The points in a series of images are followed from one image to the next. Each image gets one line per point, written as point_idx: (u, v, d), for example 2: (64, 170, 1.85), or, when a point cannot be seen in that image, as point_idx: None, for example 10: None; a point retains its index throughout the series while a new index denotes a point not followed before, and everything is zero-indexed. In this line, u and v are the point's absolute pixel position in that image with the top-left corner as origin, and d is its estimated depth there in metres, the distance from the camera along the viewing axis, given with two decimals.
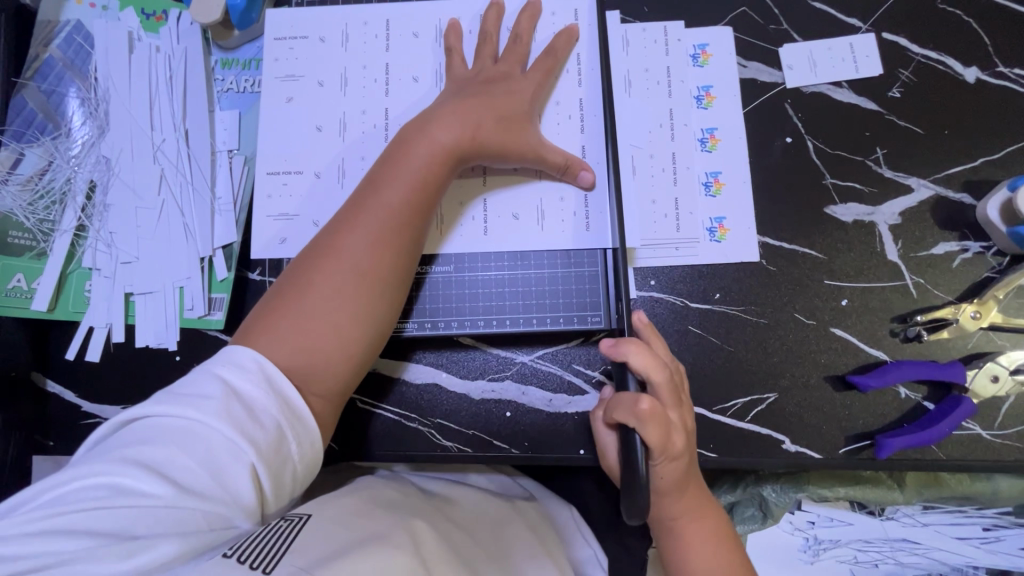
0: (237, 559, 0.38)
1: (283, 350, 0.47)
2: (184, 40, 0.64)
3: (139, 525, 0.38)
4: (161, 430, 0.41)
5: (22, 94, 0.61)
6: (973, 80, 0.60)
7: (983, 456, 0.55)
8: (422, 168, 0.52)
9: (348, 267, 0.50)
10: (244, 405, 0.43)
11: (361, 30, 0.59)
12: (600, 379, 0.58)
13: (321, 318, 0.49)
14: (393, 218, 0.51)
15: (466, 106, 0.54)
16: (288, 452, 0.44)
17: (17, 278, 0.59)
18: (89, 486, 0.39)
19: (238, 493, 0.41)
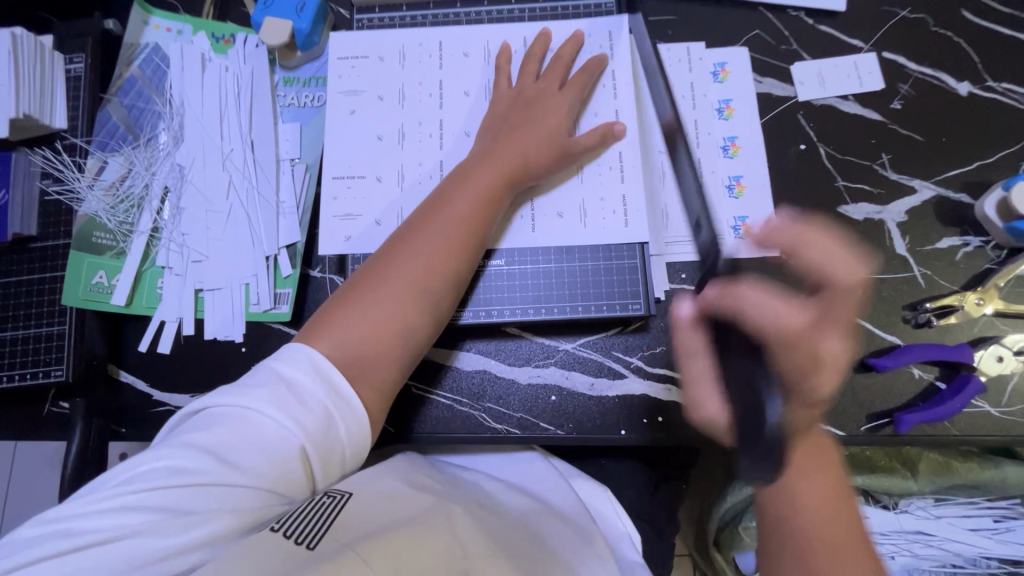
0: (284, 533, 0.43)
1: (349, 347, 0.50)
2: (250, 60, 0.70)
3: (197, 503, 0.42)
4: (220, 418, 0.45)
5: (106, 109, 0.67)
6: (965, 93, 0.67)
7: (993, 431, 0.60)
8: (481, 186, 0.58)
9: (408, 273, 0.54)
10: (297, 394, 0.46)
11: (415, 51, 0.66)
12: (638, 365, 0.63)
13: (380, 313, 0.52)
14: (454, 230, 0.56)
15: (519, 132, 0.60)
16: (336, 438, 0.47)
17: (99, 275, 0.63)
18: (155, 467, 0.43)
19: (288, 474, 0.45)
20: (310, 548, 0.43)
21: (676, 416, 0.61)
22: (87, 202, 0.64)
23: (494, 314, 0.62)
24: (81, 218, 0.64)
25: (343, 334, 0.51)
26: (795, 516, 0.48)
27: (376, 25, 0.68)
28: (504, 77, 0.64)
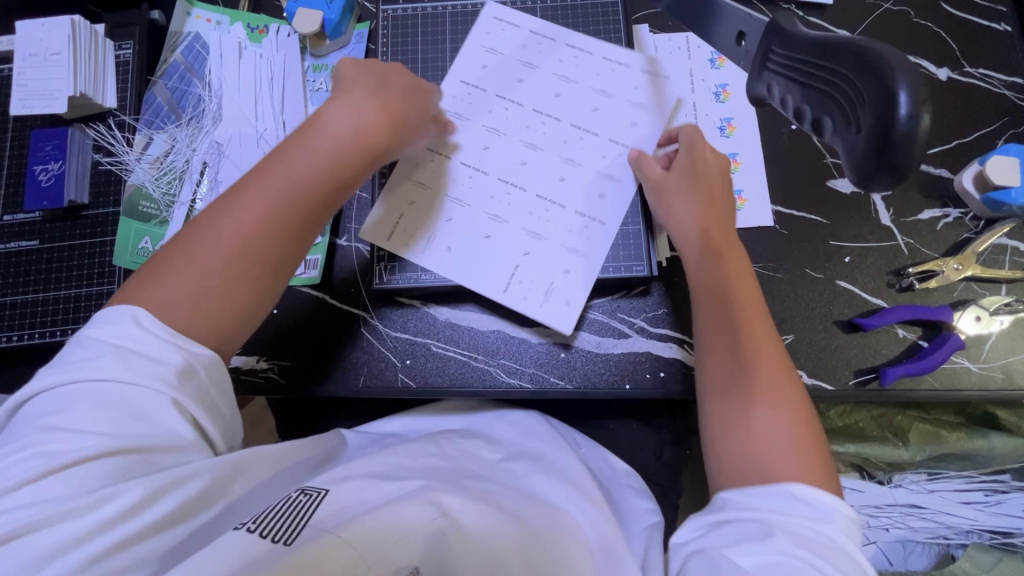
0: (259, 533, 0.44)
1: (174, 306, 0.48)
2: (283, 48, 0.77)
3: (89, 483, 0.41)
4: (69, 394, 0.44)
5: (152, 90, 0.73)
6: (945, 78, 0.73)
7: (972, 386, 0.64)
8: (297, 159, 0.54)
9: (240, 233, 0.51)
10: (140, 350, 0.45)
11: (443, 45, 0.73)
12: (642, 325, 0.67)
13: (207, 283, 0.49)
14: (299, 196, 0.53)
15: (367, 101, 0.58)
16: (200, 379, 0.47)
17: (144, 241, 0.68)
18: (26, 459, 0.41)
19: (172, 429, 0.45)
20: (286, 543, 0.44)
21: (677, 370, 0.66)
22: (134, 174, 0.69)
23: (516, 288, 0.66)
24: (129, 188, 0.69)
25: (166, 304, 0.48)
26: (744, 323, 0.56)
27: (399, 15, 0.76)
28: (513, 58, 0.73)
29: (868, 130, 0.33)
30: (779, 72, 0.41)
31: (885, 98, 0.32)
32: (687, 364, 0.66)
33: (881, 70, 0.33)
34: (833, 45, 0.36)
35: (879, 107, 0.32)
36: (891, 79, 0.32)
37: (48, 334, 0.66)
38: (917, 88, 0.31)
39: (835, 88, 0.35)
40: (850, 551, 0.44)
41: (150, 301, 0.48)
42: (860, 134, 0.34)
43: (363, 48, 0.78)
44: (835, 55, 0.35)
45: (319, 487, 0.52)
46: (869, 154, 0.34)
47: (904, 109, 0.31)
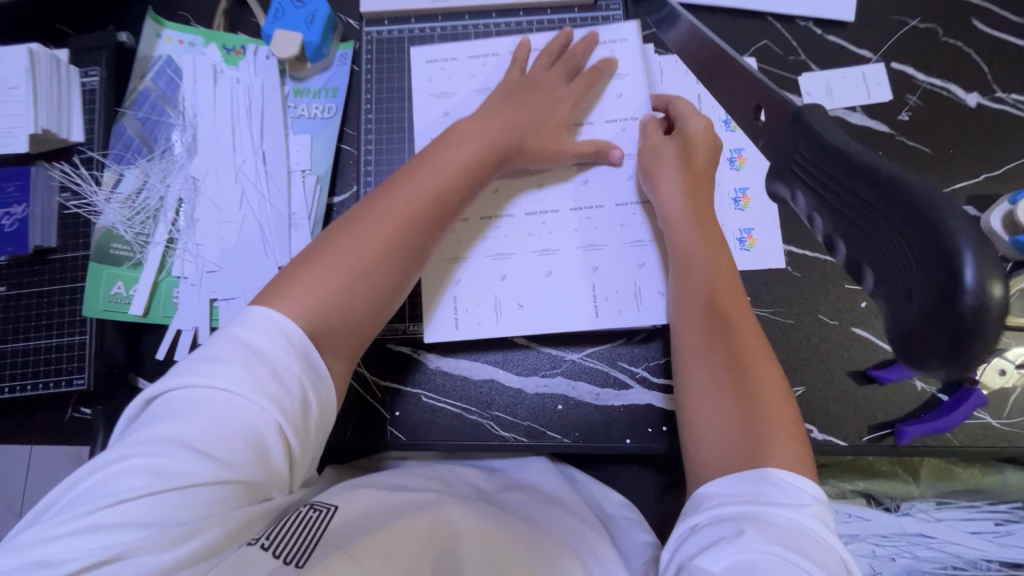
0: (271, 553, 0.50)
1: (333, 281, 0.55)
2: (262, 72, 0.71)
3: (185, 510, 0.44)
4: (189, 407, 0.47)
5: (121, 121, 0.68)
6: (974, 104, 0.67)
7: (994, 442, 0.60)
8: (444, 162, 0.61)
9: (392, 225, 0.58)
10: (269, 368, 0.48)
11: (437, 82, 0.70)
12: (644, 375, 0.64)
13: (348, 270, 0.56)
14: (434, 198, 0.60)
15: (507, 111, 0.65)
16: (310, 411, 0.51)
17: (117, 286, 0.65)
18: (138, 472, 0.44)
19: (273, 461, 0.48)
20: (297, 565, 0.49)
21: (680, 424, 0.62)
22: (104, 214, 0.66)
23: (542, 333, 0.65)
24: (99, 230, 0.65)
25: (310, 290, 0.54)
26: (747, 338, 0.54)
27: (383, 38, 0.71)
28: (517, 68, 0.69)
29: (928, 306, 0.22)
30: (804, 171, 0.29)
31: (942, 271, 0.22)
32: None
33: (936, 232, 0.22)
34: (858, 174, 0.25)
35: (933, 282, 0.22)
36: (946, 242, 0.21)
37: (19, 386, 0.63)
38: (990, 257, 0.21)
39: (868, 232, 0.25)
40: (817, 533, 0.42)
41: (309, 279, 0.55)
42: (908, 309, 0.23)
43: (347, 69, 0.72)
44: (870, 190, 0.25)
45: (326, 502, 0.59)
46: (887, 332, 0.25)
47: (969, 291, 0.21)
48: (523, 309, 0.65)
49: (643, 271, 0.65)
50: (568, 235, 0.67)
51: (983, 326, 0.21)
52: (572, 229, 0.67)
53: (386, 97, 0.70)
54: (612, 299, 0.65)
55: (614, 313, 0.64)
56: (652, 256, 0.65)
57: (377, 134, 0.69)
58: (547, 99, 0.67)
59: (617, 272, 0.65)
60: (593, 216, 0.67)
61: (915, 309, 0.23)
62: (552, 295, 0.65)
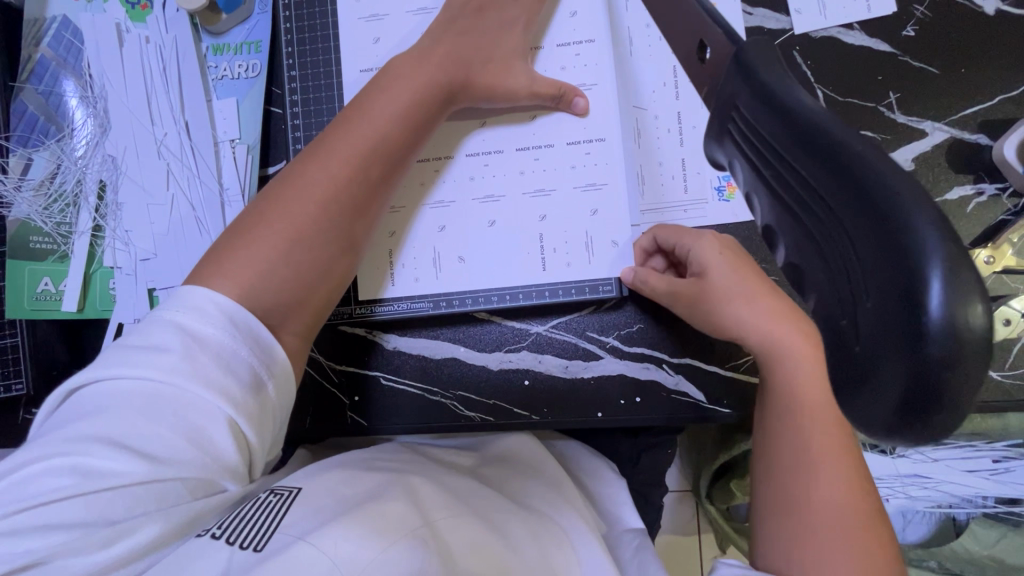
0: (225, 540, 0.40)
1: (255, 252, 0.48)
2: (173, 28, 0.63)
3: (117, 508, 0.38)
4: (116, 399, 0.40)
5: (21, 98, 0.61)
6: (993, 11, 0.58)
7: (994, 396, 0.56)
8: (382, 102, 0.53)
9: (316, 182, 0.50)
10: (211, 353, 0.42)
11: (369, 32, 0.61)
12: (614, 345, 0.59)
13: (290, 241, 0.49)
14: (376, 151, 0.52)
15: (448, 46, 0.56)
16: (267, 396, 0.44)
17: (45, 282, 0.61)
18: (57, 472, 0.38)
19: (223, 453, 0.41)
20: (256, 551, 0.39)
21: (653, 395, 0.59)
22: (18, 205, 0.61)
23: (495, 300, 0.59)
24: (14, 223, 0.61)
25: (246, 266, 0.47)
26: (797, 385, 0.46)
27: None
28: None
29: (877, 335, 0.20)
30: (739, 144, 0.27)
31: (902, 293, 0.19)
32: (665, 386, 0.58)
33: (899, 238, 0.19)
34: (821, 168, 0.22)
35: (890, 301, 0.19)
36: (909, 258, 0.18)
37: None
38: (958, 266, 0.18)
39: (824, 235, 0.22)
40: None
41: (230, 256, 0.47)
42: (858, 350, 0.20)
43: (268, 17, 0.63)
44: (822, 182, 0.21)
45: (290, 485, 0.46)
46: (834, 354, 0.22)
47: (937, 316, 0.18)
48: (464, 265, 0.60)
49: (595, 220, 0.58)
50: (515, 179, 0.60)
51: (950, 362, 0.18)
52: (518, 171, 0.60)
53: (310, 50, 0.62)
54: (562, 250, 0.59)
55: (563, 266, 0.58)
56: (606, 202, 0.58)
57: (303, 96, 0.62)
58: (493, 33, 0.57)
59: (569, 218, 0.59)
60: (540, 156, 0.59)
61: (864, 342, 0.20)
62: (507, 258, 0.59)
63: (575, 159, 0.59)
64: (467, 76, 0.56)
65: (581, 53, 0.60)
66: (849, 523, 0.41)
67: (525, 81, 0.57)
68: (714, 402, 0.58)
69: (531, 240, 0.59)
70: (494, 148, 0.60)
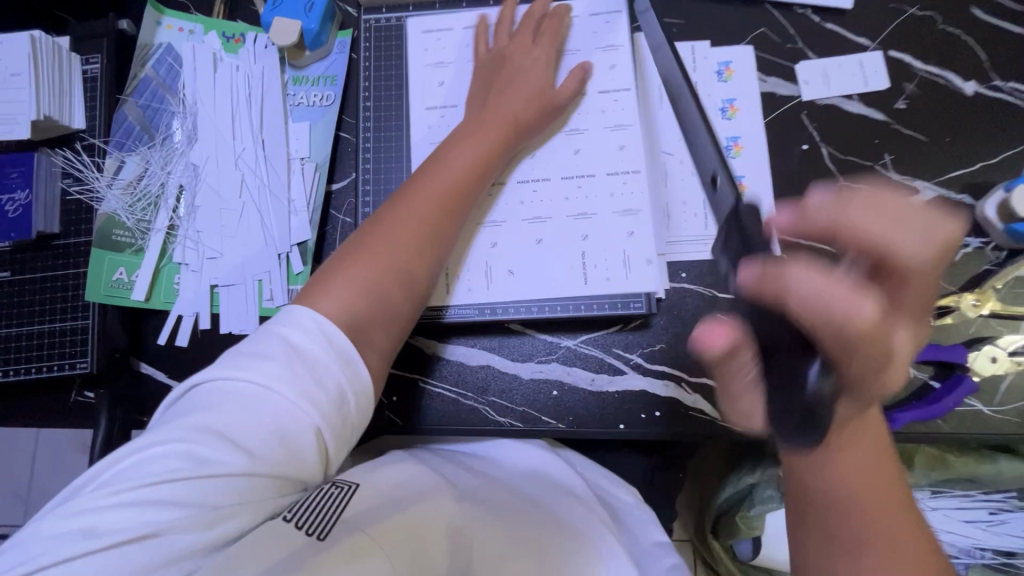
0: (295, 524, 0.45)
1: (355, 277, 0.53)
2: (261, 60, 0.72)
3: (220, 496, 0.41)
4: (225, 397, 0.44)
5: (123, 109, 0.69)
6: (971, 92, 0.67)
7: (985, 429, 0.61)
8: (464, 151, 0.61)
9: (409, 217, 0.57)
10: (311, 367, 0.45)
11: (436, 73, 0.70)
12: (638, 362, 0.65)
13: (387, 268, 0.54)
14: (455, 191, 0.59)
15: (506, 98, 0.64)
16: (350, 412, 0.47)
17: (120, 272, 0.66)
18: (168, 456, 0.41)
19: (309, 458, 0.44)
20: (320, 539, 0.44)
21: (672, 410, 0.63)
22: (106, 201, 0.67)
23: (535, 311, 0.65)
24: (101, 216, 0.67)
25: (350, 288, 0.52)
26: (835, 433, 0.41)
27: (382, 26, 0.71)
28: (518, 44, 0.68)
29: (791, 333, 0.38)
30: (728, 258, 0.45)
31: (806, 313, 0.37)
32: (683, 404, 0.63)
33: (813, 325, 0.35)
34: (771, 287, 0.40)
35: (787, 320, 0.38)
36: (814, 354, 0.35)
37: (25, 370, 0.64)
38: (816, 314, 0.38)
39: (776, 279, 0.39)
40: None
41: (330, 282, 0.52)
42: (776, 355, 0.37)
43: (346, 57, 0.73)
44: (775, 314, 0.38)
45: (348, 481, 0.52)
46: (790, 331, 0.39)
47: (814, 377, 0.35)
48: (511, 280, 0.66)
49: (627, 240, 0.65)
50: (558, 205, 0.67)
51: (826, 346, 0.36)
52: (562, 199, 0.67)
53: (384, 86, 0.71)
54: (597, 267, 0.65)
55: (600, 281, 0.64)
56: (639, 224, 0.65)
57: (374, 123, 0.70)
58: (532, 70, 0.66)
59: (607, 240, 0.65)
60: (582, 186, 0.67)
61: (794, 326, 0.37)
62: (551, 274, 0.65)
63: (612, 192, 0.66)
64: (520, 125, 0.64)
65: (620, 99, 0.68)
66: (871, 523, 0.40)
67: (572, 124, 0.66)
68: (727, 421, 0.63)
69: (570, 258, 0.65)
70: (542, 176, 0.68)
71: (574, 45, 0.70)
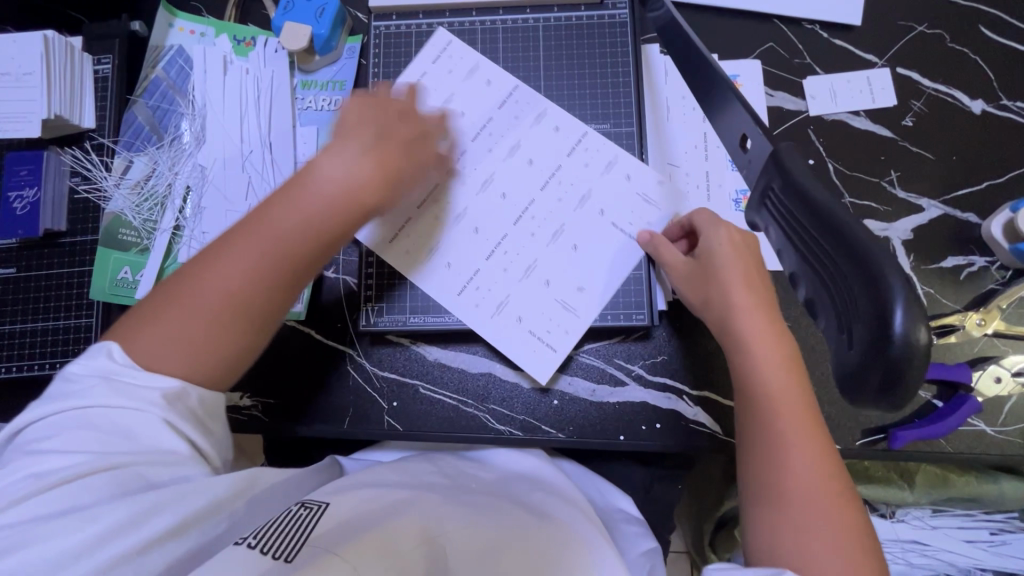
0: (260, 550, 0.43)
1: (170, 329, 0.48)
2: (271, 64, 0.72)
3: (80, 499, 0.42)
4: (67, 418, 0.45)
5: (132, 110, 0.70)
6: (979, 111, 0.67)
7: (988, 450, 0.60)
8: (295, 203, 0.52)
9: (220, 270, 0.50)
10: (130, 372, 0.47)
11: (437, 79, 0.70)
12: (640, 373, 0.64)
13: (196, 320, 0.49)
14: (286, 248, 0.51)
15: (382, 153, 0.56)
16: (190, 397, 0.48)
17: (125, 271, 0.66)
18: (18, 479, 0.43)
19: (160, 447, 0.46)
20: (288, 560, 0.43)
21: (672, 422, 0.63)
22: (114, 200, 0.67)
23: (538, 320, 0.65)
24: (108, 216, 0.67)
25: (160, 338, 0.48)
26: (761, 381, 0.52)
27: (392, 32, 0.72)
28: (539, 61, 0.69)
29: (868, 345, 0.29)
30: (776, 216, 0.37)
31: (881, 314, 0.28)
32: (685, 416, 0.63)
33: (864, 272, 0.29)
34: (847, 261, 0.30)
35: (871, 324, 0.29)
36: (882, 293, 0.28)
37: (27, 367, 0.65)
38: (918, 315, 0.27)
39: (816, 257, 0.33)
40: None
41: (148, 332, 0.48)
42: (857, 332, 0.30)
43: (355, 63, 0.73)
44: (846, 270, 0.30)
45: (319, 501, 0.51)
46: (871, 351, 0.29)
47: (894, 324, 0.27)
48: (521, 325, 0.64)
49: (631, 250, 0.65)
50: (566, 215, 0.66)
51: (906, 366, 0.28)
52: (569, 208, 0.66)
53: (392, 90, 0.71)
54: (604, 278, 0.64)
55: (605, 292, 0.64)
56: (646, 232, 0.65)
57: None
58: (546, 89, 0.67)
59: (612, 250, 0.65)
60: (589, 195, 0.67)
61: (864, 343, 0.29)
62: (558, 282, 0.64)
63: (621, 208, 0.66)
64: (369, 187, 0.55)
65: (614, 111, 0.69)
66: (816, 496, 0.48)
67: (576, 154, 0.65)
68: (727, 434, 0.62)
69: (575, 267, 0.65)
70: (529, 198, 0.67)
71: (581, 56, 0.70)
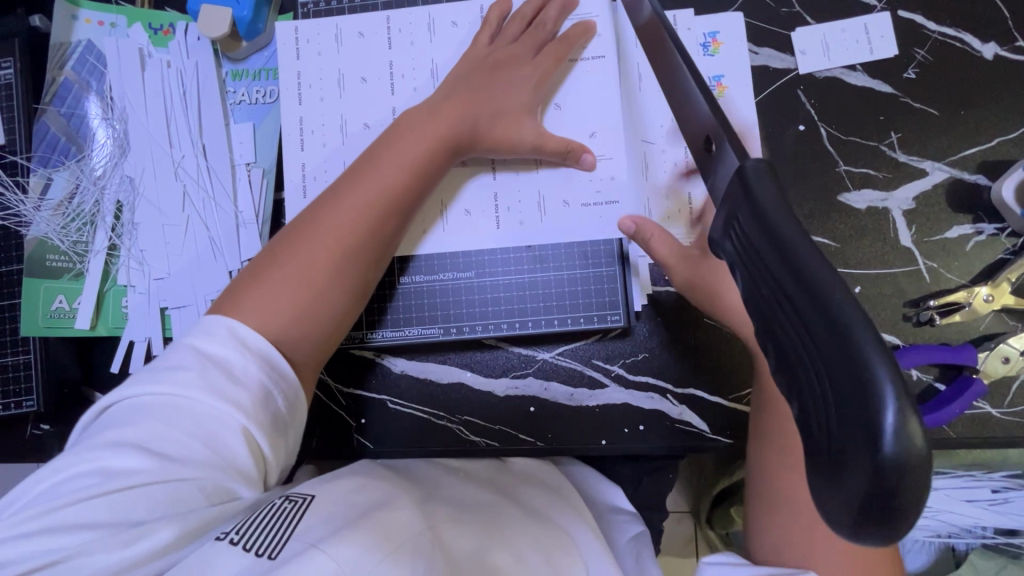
0: (243, 547, 0.36)
1: (284, 288, 0.47)
2: (194, 54, 0.64)
3: (138, 510, 0.37)
4: (140, 410, 0.40)
5: (44, 119, 0.63)
6: (991, 56, 0.59)
7: (994, 433, 0.56)
8: (395, 152, 0.53)
9: (329, 225, 0.50)
10: (222, 369, 0.41)
11: (310, 29, 0.63)
12: (620, 373, 0.60)
13: (309, 269, 0.49)
14: (390, 195, 0.52)
15: (507, 123, 0.58)
16: (277, 412, 0.43)
17: (60, 300, 0.62)
18: (79, 476, 0.38)
19: (236, 460, 0.40)
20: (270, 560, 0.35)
21: (657, 423, 0.59)
22: (36, 224, 0.62)
23: (505, 327, 0.60)
24: (32, 241, 0.62)
25: (263, 301, 0.47)
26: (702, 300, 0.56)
27: (322, 9, 0.63)
28: (489, 34, 0.60)
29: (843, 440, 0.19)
30: (738, 256, 0.24)
31: (860, 405, 0.18)
32: (669, 416, 0.59)
33: (847, 357, 0.18)
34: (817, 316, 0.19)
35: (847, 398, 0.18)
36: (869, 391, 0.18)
37: None
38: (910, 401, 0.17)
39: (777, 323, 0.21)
40: None
41: (247, 299, 0.47)
42: (818, 423, 0.20)
43: None
44: (819, 353, 0.19)
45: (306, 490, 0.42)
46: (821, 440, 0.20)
47: (888, 440, 0.17)
48: (600, 207, 0.60)
49: (594, 239, 0.60)
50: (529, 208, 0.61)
51: (906, 485, 0.18)
52: (530, 200, 0.61)
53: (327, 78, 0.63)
54: (575, 281, 0.60)
55: (572, 293, 0.60)
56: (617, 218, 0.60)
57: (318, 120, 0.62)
58: (500, 60, 0.59)
59: (576, 242, 0.60)
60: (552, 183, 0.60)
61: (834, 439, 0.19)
62: (521, 284, 0.61)
63: (577, 178, 0.60)
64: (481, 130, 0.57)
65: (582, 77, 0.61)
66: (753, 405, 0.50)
67: (533, 136, 0.58)
68: (717, 433, 0.59)
69: (535, 263, 0.61)
70: (490, 193, 0.61)
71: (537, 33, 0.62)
